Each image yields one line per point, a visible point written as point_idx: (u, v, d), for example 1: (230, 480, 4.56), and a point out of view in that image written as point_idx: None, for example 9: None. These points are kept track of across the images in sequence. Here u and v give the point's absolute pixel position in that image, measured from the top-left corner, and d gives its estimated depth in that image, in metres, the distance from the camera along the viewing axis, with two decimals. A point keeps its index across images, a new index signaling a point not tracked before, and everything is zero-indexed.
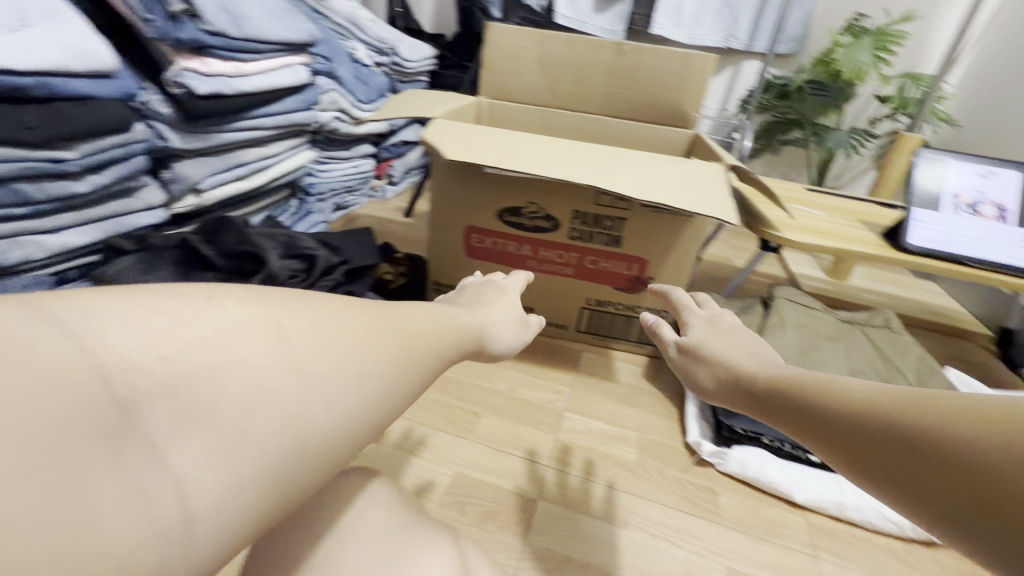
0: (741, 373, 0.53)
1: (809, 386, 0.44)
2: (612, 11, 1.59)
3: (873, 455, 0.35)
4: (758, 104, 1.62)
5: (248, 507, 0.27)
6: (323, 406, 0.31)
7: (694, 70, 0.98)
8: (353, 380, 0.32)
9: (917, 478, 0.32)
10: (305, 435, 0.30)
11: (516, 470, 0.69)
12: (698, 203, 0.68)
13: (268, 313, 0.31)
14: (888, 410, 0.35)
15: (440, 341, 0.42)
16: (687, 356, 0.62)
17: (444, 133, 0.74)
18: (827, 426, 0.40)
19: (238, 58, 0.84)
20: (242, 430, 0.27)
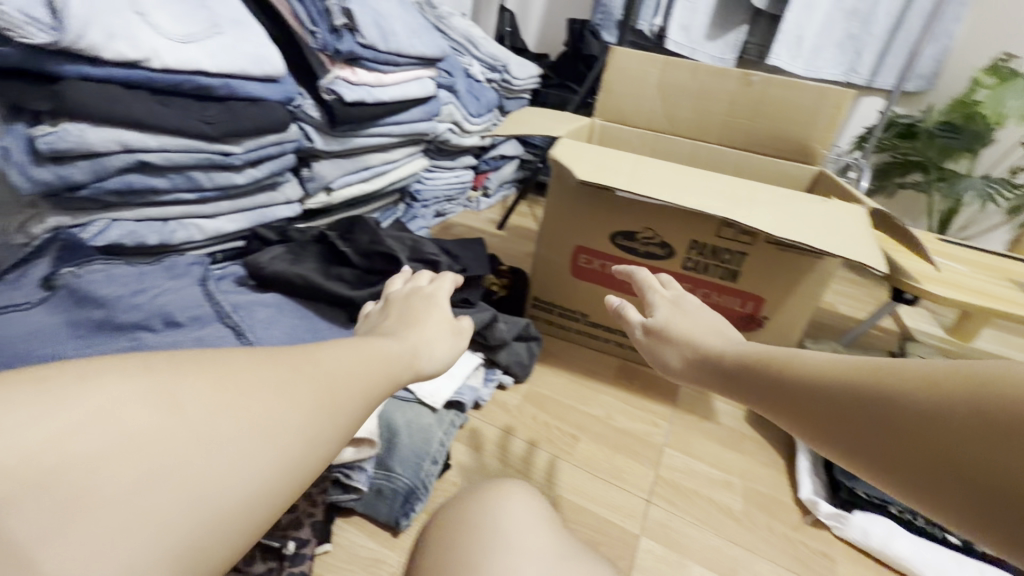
0: (710, 358, 0.48)
1: (779, 362, 0.40)
2: (724, 39, 1.56)
3: (851, 430, 0.31)
4: (877, 143, 1.53)
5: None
6: (234, 476, 0.27)
7: (827, 105, 0.93)
8: (266, 439, 0.29)
9: (896, 451, 0.28)
10: (216, 513, 0.26)
11: (617, 501, 0.67)
12: (842, 245, 0.65)
13: (153, 388, 0.27)
14: (861, 380, 0.32)
15: (370, 374, 0.38)
16: (655, 340, 0.55)
17: (573, 153, 0.75)
18: (796, 402, 0.36)
19: (380, 70, 0.90)
20: (134, 523, 0.23)
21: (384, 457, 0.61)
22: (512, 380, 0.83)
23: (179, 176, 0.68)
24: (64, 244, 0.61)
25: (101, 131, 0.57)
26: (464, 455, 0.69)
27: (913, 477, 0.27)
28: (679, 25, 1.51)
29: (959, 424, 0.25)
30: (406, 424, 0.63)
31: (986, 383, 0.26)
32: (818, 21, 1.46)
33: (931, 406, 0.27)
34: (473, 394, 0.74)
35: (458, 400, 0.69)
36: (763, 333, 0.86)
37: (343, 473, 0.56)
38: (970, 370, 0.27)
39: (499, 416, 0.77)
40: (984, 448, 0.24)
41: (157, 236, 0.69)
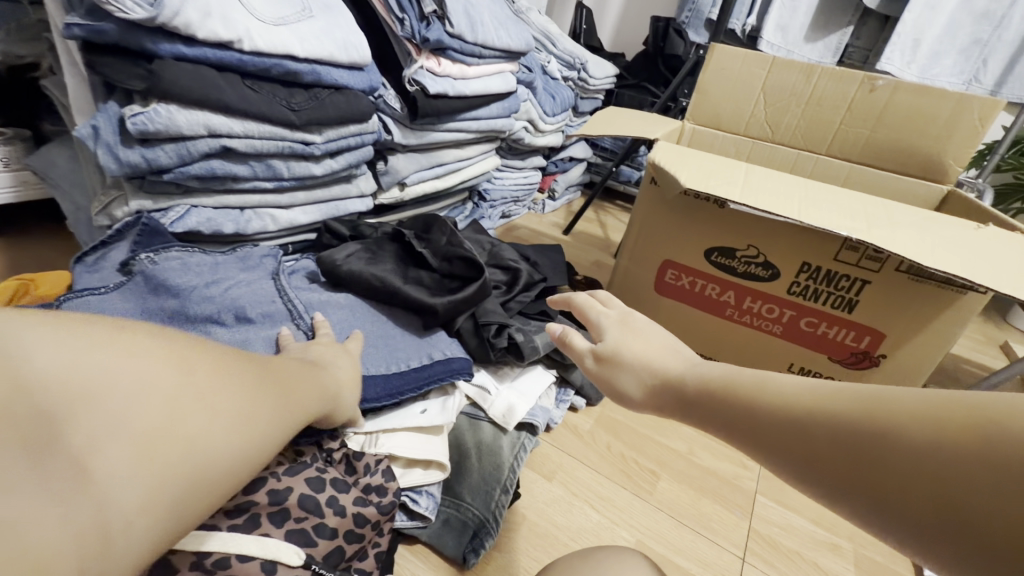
0: (661, 380, 0.35)
1: (741, 386, 0.30)
2: (826, 40, 1.42)
3: (843, 473, 0.24)
4: (999, 162, 1.35)
5: (154, 534, 0.25)
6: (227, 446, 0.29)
7: (968, 117, 0.81)
8: (250, 418, 0.31)
9: (919, 511, 0.21)
10: (202, 476, 0.27)
11: (707, 556, 0.58)
12: (1010, 279, 0.54)
13: (172, 352, 0.29)
14: (854, 414, 0.24)
15: (315, 394, 0.40)
16: (604, 366, 0.38)
17: (675, 158, 0.68)
18: (779, 444, 0.27)
19: (465, 61, 0.86)
20: (141, 469, 0.25)
21: (451, 482, 0.56)
22: (584, 403, 0.76)
23: (259, 164, 0.66)
24: (144, 229, 0.58)
25: (189, 113, 0.55)
26: (534, 483, 0.63)
27: (950, 545, 0.20)
28: (775, 25, 1.40)
29: (984, 477, 0.20)
30: (476, 446, 0.59)
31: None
32: (940, 23, 1.31)
33: (941, 450, 0.21)
34: (546, 416, 0.66)
35: (531, 421, 0.62)
36: (879, 373, 0.75)
37: (409, 498, 0.51)
38: (997, 406, 0.21)
39: (571, 443, 0.70)
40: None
41: (232, 225, 0.67)
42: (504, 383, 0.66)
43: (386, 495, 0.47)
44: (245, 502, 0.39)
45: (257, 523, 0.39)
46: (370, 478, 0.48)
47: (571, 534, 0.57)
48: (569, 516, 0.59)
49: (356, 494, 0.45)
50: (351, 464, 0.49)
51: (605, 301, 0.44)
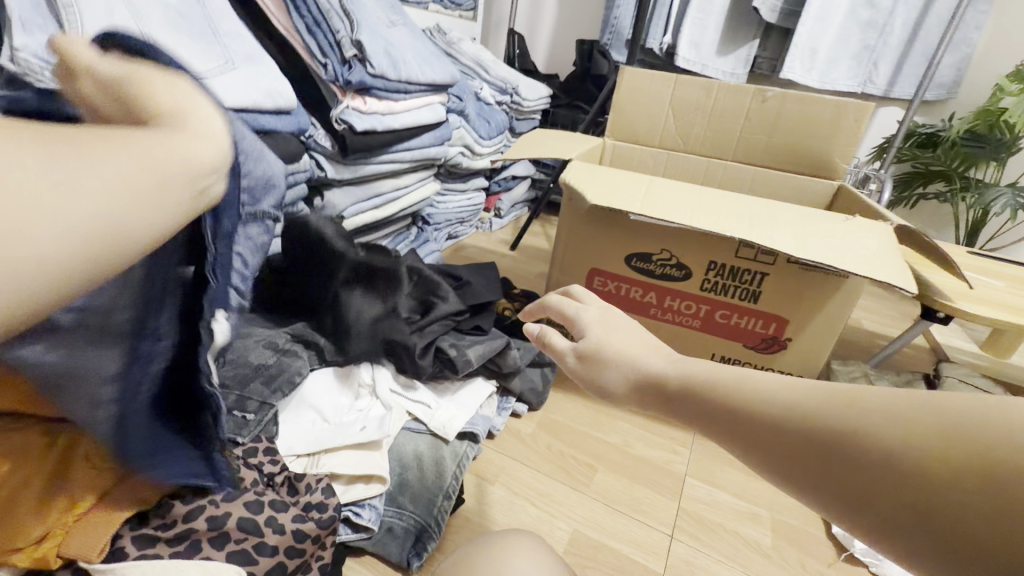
0: (645, 376, 0.36)
1: (721, 382, 0.31)
2: (735, 54, 1.54)
3: (825, 472, 0.24)
4: (897, 154, 1.48)
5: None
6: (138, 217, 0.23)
7: (848, 120, 0.91)
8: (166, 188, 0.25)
9: (878, 500, 0.22)
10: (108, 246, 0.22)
11: (637, 536, 0.64)
12: (870, 265, 0.62)
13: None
14: (828, 413, 0.25)
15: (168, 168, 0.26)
16: (587, 364, 0.39)
17: (584, 176, 0.75)
18: (751, 438, 0.28)
19: (391, 98, 0.91)
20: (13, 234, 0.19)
21: (397, 494, 0.60)
22: (526, 408, 0.81)
23: None
24: None
25: None
26: (477, 487, 0.67)
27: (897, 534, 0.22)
28: (689, 42, 1.50)
29: (964, 482, 0.20)
30: (419, 459, 0.63)
31: (988, 434, 0.20)
32: (833, 33, 1.43)
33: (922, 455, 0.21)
34: (487, 423, 0.71)
35: (471, 430, 0.67)
36: (788, 356, 0.83)
37: (352, 512, 0.54)
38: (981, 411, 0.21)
39: (514, 447, 0.74)
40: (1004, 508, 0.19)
41: None
42: (444, 397, 0.72)
43: (326, 511, 0.50)
44: (185, 530, 0.44)
45: (198, 548, 0.43)
46: (310, 496, 0.51)
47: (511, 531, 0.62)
48: (509, 514, 0.64)
49: (295, 512, 0.48)
50: (293, 485, 0.52)
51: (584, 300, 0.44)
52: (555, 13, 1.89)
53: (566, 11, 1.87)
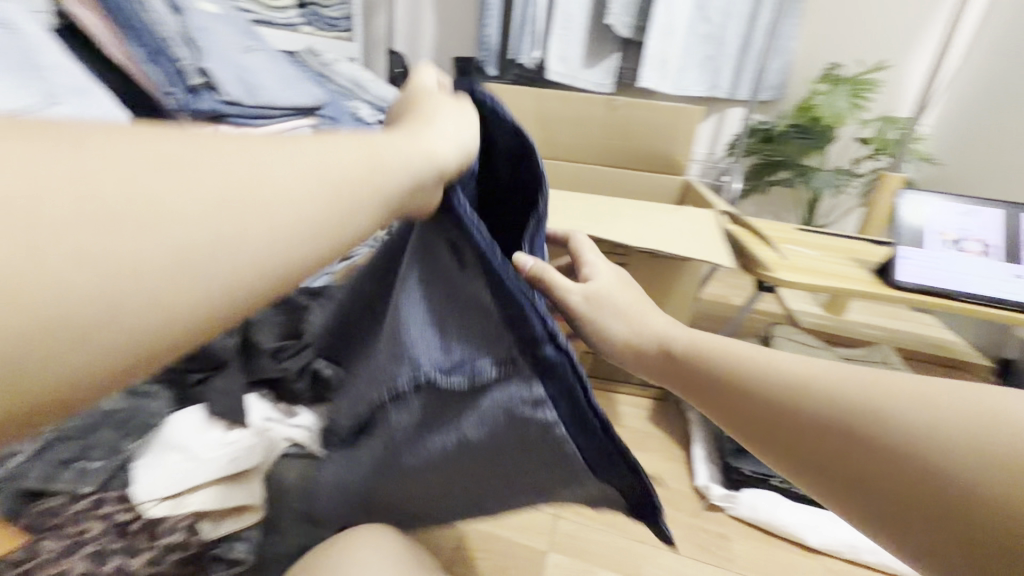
0: (648, 352, 0.45)
1: (726, 360, 0.41)
2: (600, 66, 1.66)
3: (830, 456, 0.34)
4: (744, 148, 1.65)
5: (108, 349, 0.18)
6: (243, 225, 0.21)
7: (684, 122, 1.03)
8: (275, 197, 0.22)
9: (870, 476, 0.32)
10: (229, 287, 0.21)
11: (526, 522, 0.68)
12: (695, 248, 0.71)
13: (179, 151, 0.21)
14: (812, 400, 0.35)
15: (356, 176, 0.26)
16: (597, 309, 0.46)
17: None
18: (744, 419, 0.39)
19: (252, 124, 0.89)
20: (89, 251, 0.18)
21: None
22: None
23: None
24: None
25: None
26: None
27: (881, 500, 0.32)
28: (557, 57, 1.61)
29: (948, 467, 0.29)
30: None
31: (977, 436, 0.29)
32: (677, 45, 1.60)
33: (920, 449, 0.30)
34: None
35: None
36: None
37: (224, 548, 0.53)
38: (985, 419, 0.29)
39: None
40: (980, 487, 0.28)
41: None
42: None
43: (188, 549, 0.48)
44: None
45: None
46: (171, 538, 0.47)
47: None
48: None
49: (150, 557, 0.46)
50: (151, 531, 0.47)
51: (597, 257, 0.52)
52: (433, 33, 1.94)
53: (443, 30, 1.93)
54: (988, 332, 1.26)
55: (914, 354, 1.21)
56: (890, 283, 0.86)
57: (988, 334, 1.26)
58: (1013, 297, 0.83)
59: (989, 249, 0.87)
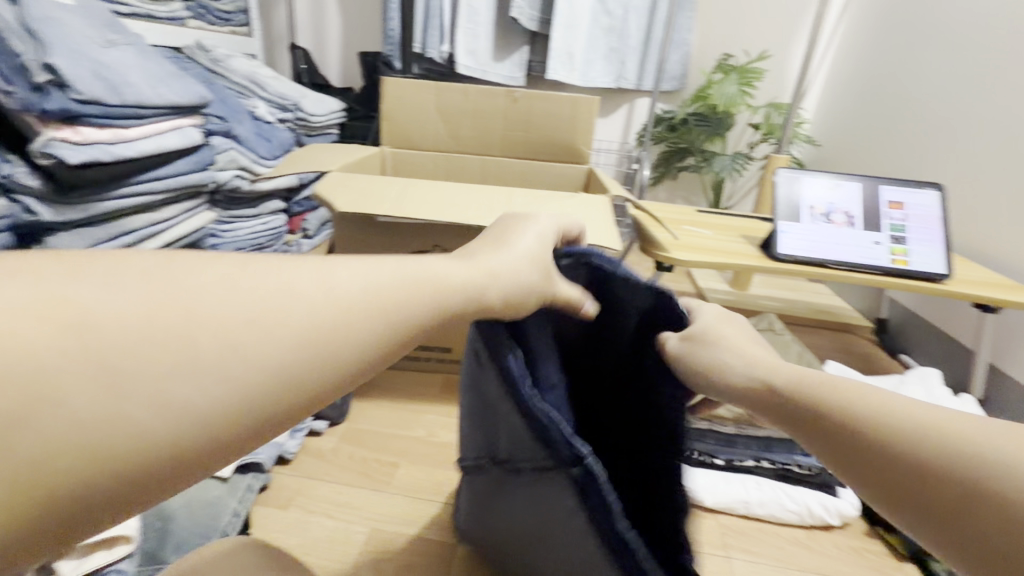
0: (743, 380, 0.42)
1: (849, 399, 0.37)
2: (510, 59, 1.67)
3: (950, 515, 0.31)
4: (652, 136, 1.72)
5: (178, 450, 0.24)
6: (275, 364, 0.27)
7: (582, 111, 1.06)
8: (301, 334, 0.28)
9: (1001, 544, 0.28)
10: (269, 401, 0.27)
11: (436, 516, 0.68)
12: (587, 233, 0.72)
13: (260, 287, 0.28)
14: (980, 473, 0.30)
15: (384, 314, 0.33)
16: (699, 352, 0.44)
17: (337, 187, 0.77)
18: (850, 450, 0.35)
19: (117, 125, 0.82)
20: (188, 369, 0.25)
21: (155, 548, 0.57)
22: (326, 424, 0.80)
23: None
24: None
25: None
26: (268, 517, 0.65)
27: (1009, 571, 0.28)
28: (466, 50, 1.60)
29: None
30: (184, 504, 0.61)
31: None
32: (582, 38, 1.64)
33: None
34: (273, 449, 0.71)
35: (253, 460, 0.67)
36: None
37: None
38: None
39: (312, 465, 0.73)
40: None
41: None
42: None
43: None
44: None
45: None
46: None
47: (301, 549, 0.62)
48: (301, 534, 0.63)
49: None
50: None
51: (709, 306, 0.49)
52: (340, 28, 1.88)
53: (351, 26, 1.87)
54: (865, 294, 1.40)
55: (807, 320, 1.32)
56: (770, 255, 0.94)
57: (866, 297, 1.40)
58: (872, 262, 0.92)
59: (852, 220, 0.96)
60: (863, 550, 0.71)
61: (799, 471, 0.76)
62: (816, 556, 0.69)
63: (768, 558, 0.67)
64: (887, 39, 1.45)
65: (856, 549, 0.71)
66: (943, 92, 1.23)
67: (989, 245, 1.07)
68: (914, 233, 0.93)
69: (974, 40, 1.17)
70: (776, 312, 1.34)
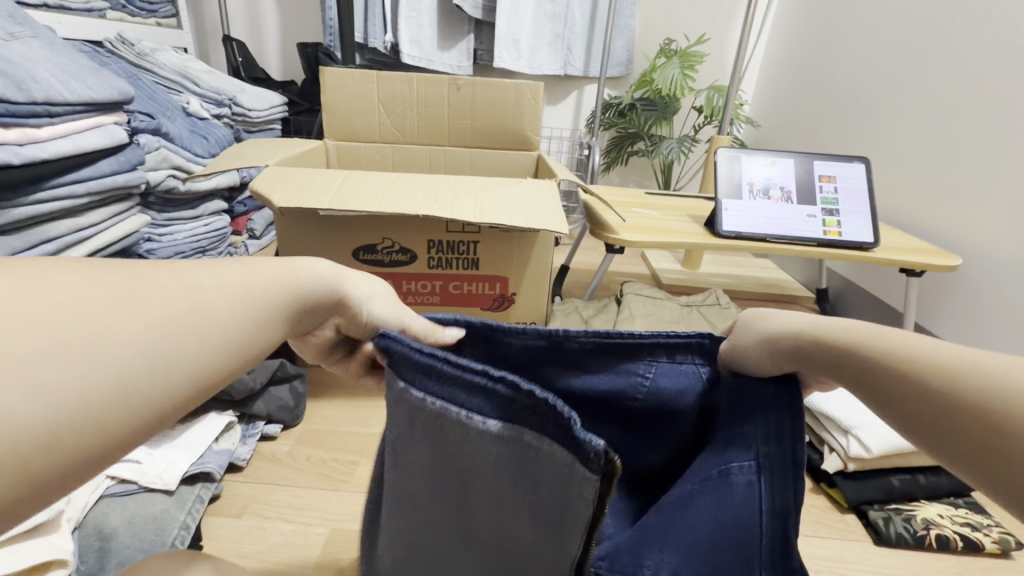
0: (794, 338, 0.34)
1: (908, 354, 0.29)
2: (456, 48, 1.65)
3: None
4: (602, 123, 1.75)
5: (68, 458, 0.23)
6: (187, 363, 0.28)
7: (527, 98, 1.06)
8: (213, 331, 0.29)
9: None
10: (167, 398, 0.27)
11: None
12: (534, 217, 0.72)
13: (144, 291, 0.28)
14: None
15: (265, 305, 0.33)
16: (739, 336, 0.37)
17: (274, 182, 0.74)
18: (926, 421, 0.27)
19: (26, 124, 0.76)
20: (86, 372, 0.24)
21: (95, 569, 0.54)
22: (280, 428, 0.77)
23: None
24: None
25: None
26: (221, 526, 0.63)
27: None
28: (410, 40, 1.57)
29: None
30: (126, 521, 0.58)
31: None
32: (527, 26, 1.63)
33: None
34: (223, 457, 0.68)
35: (201, 471, 0.65)
36: (517, 312, 0.91)
37: None
38: None
39: (267, 470, 0.71)
40: None
41: None
42: (165, 444, 0.66)
43: None
44: None
45: None
46: None
47: (257, 557, 0.60)
48: (257, 542, 0.61)
49: None
50: None
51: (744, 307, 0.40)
52: (276, 18, 1.80)
53: (289, 16, 1.79)
54: (806, 266, 1.47)
55: (755, 293, 1.38)
56: (715, 232, 0.97)
57: (807, 268, 1.48)
58: (809, 235, 0.97)
59: (788, 195, 1.00)
60: (811, 507, 0.75)
61: None
62: None
63: None
64: (815, 22, 1.52)
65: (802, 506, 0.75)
66: (865, 71, 1.30)
67: (913, 213, 1.14)
68: (845, 205, 0.99)
69: (892, 20, 1.23)
70: (726, 288, 1.39)
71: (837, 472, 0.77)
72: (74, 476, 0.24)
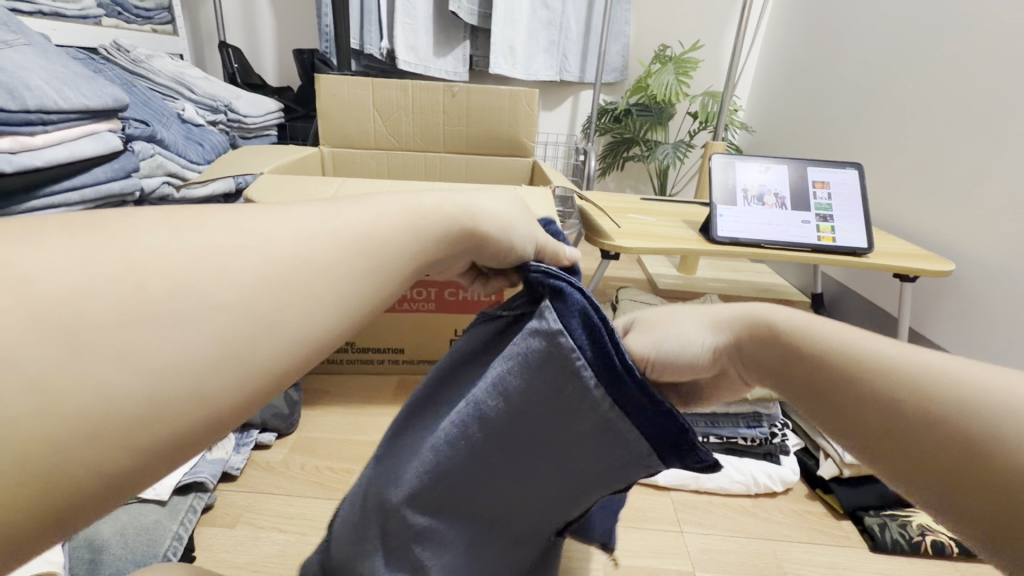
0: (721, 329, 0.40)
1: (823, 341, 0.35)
2: (452, 54, 1.66)
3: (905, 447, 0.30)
4: (597, 128, 1.76)
5: (175, 428, 0.22)
6: (288, 315, 0.25)
7: (522, 104, 1.06)
8: (301, 299, 0.26)
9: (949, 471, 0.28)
10: (268, 365, 0.24)
11: None
12: None
13: (227, 246, 0.25)
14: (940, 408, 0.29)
15: (372, 254, 0.29)
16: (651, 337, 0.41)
17: (269, 190, 0.74)
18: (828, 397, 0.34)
19: (19, 132, 0.76)
20: (181, 335, 0.22)
21: None
22: (274, 437, 0.77)
23: None
24: None
25: None
26: (216, 536, 0.63)
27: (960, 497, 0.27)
28: (406, 46, 1.57)
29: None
30: (117, 532, 0.58)
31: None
32: (522, 31, 1.64)
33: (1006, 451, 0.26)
34: (217, 466, 0.68)
35: (195, 480, 0.64)
36: None
37: None
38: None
39: (262, 479, 0.71)
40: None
41: None
42: None
43: None
44: None
45: None
46: None
47: (251, 567, 0.59)
48: (251, 552, 0.61)
49: None
50: None
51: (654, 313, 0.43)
52: (272, 25, 1.80)
53: (285, 22, 1.80)
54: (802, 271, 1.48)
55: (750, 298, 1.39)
56: (711, 238, 0.97)
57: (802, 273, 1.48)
58: (803, 241, 0.97)
59: (782, 201, 1.01)
60: (805, 513, 0.75)
61: (744, 443, 0.81)
62: (763, 522, 0.73)
63: (723, 529, 0.72)
64: (809, 28, 1.53)
65: (798, 513, 0.75)
66: (858, 76, 1.31)
67: (908, 218, 1.15)
68: (838, 210, 0.99)
69: (884, 27, 1.24)
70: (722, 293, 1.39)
71: (832, 478, 0.77)
72: (184, 445, 0.22)
